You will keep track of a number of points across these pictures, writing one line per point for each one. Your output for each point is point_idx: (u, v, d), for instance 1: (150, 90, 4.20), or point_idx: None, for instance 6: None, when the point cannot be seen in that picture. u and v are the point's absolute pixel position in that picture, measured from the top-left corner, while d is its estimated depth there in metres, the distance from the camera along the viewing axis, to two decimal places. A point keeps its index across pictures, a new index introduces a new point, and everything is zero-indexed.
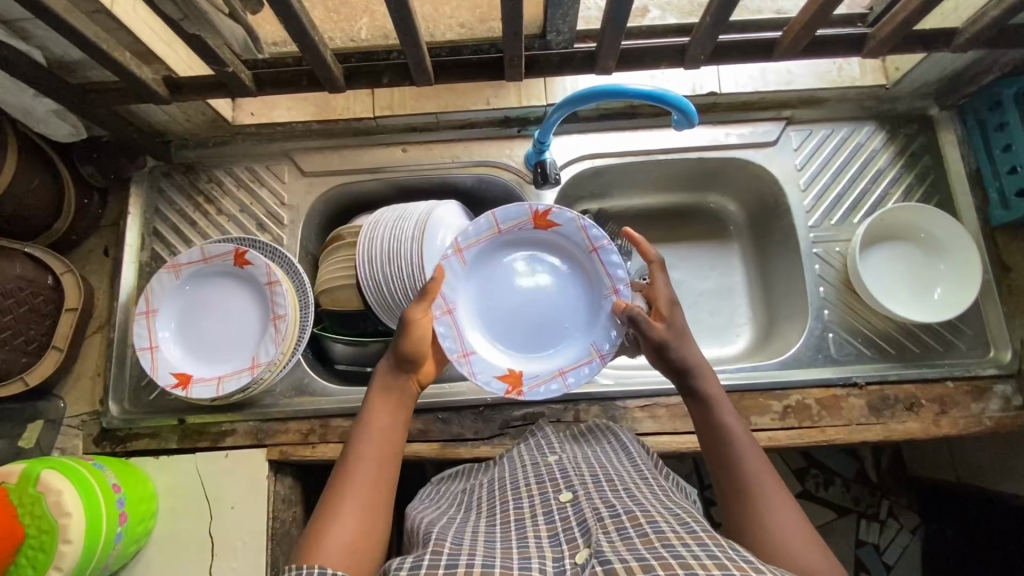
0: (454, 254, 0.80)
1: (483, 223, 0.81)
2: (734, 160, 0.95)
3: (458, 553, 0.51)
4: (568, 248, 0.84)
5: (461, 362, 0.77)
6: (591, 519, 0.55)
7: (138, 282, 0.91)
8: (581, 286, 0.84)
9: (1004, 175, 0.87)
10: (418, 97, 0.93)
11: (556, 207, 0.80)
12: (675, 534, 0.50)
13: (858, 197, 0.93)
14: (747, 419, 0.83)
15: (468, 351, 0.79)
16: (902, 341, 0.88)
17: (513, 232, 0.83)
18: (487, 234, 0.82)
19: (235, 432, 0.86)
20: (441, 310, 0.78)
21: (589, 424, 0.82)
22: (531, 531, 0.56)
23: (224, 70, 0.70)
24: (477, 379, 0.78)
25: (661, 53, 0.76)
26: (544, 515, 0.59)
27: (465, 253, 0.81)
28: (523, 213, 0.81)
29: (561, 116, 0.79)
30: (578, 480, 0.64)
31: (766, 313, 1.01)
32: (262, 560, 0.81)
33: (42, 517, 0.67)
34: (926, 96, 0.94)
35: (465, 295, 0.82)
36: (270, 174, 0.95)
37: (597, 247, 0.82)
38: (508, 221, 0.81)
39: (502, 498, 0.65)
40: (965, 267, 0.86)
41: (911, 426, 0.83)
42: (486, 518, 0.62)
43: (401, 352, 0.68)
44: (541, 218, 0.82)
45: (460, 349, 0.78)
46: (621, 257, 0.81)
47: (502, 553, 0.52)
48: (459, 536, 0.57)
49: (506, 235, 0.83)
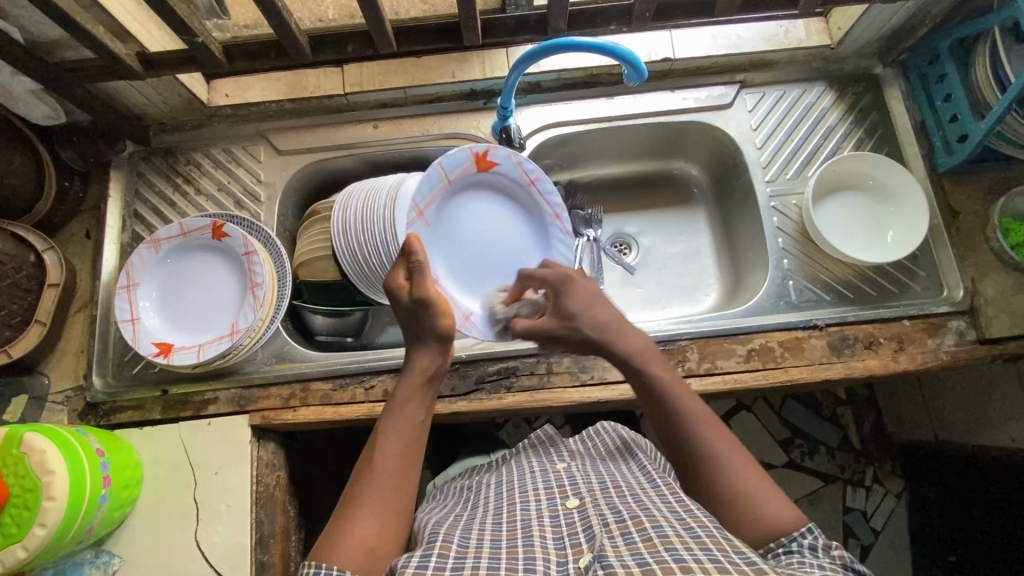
0: (419, 217, 0.87)
1: (433, 176, 0.86)
2: (693, 123, 0.99)
3: (466, 555, 0.52)
4: (508, 186, 0.93)
5: (467, 326, 0.86)
6: (597, 525, 0.55)
7: (119, 261, 0.93)
8: (528, 219, 0.95)
9: (947, 124, 0.91)
10: (385, 73, 0.96)
11: (493, 147, 0.88)
12: (679, 537, 0.50)
13: (811, 152, 0.97)
14: (712, 362, 0.87)
15: (466, 313, 0.88)
16: (860, 286, 0.91)
17: (461, 178, 0.89)
18: (440, 187, 0.88)
19: (218, 400, 0.88)
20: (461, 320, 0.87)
21: (598, 426, 0.87)
22: (537, 530, 0.57)
23: (194, 40, 0.74)
24: (486, 337, 0.87)
25: (610, 13, 0.81)
26: (550, 517, 0.60)
27: (428, 213, 0.88)
28: (466, 159, 0.88)
29: (520, 77, 0.83)
30: (587, 486, 0.65)
31: (731, 270, 1.05)
32: (248, 523, 0.83)
33: (26, 476, 0.68)
34: (870, 55, 0.99)
35: (441, 252, 0.90)
36: (246, 154, 0.98)
37: (533, 180, 0.92)
38: (455, 169, 0.88)
39: (510, 500, 0.66)
40: (918, 207, 0.90)
41: (871, 363, 0.86)
42: (495, 514, 0.62)
43: (441, 332, 0.68)
44: (483, 160, 0.89)
45: (461, 315, 0.87)
46: (554, 185, 0.93)
47: (507, 553, 0.53)
48: (466, 536, 0.57)
49: (457, 184, 0.90)
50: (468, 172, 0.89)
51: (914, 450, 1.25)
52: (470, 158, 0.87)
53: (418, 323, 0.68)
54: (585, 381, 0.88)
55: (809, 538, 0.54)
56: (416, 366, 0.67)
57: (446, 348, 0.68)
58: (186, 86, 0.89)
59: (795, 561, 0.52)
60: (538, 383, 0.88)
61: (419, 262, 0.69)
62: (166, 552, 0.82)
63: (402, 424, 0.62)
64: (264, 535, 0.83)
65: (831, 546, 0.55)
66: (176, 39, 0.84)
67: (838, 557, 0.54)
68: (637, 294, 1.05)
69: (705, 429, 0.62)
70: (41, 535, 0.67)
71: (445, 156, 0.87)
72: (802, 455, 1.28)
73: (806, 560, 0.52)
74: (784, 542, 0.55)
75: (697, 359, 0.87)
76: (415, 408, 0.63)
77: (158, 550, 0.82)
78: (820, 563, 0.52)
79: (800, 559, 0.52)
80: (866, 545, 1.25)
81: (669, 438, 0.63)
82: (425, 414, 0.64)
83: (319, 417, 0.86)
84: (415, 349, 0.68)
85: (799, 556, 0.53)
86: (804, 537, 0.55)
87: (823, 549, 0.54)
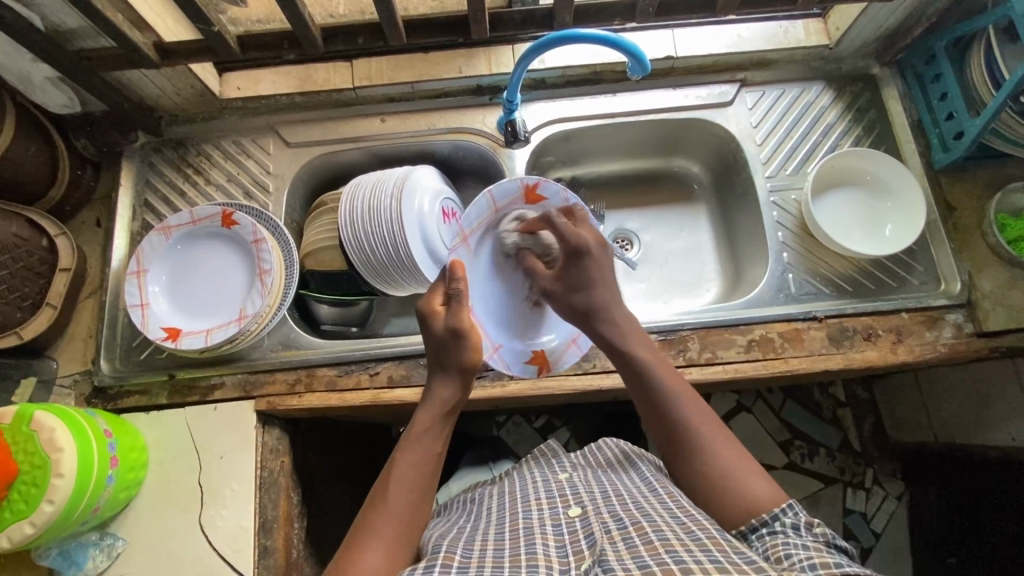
0: (463, 244, 0.84)
1: (482, 203, 0.83)
2: (695, 120, 1.01)
3: (469, 565, 0.52)
4: None
5: (494, 358, 0.83)
6: (599, 531, 0.56)
7: (129, 249, 0.95)
8: None
9: (943, 122, 0.93)
10: (394, 68, 0.98)
11: (544, 180, 0.83)
12: (679, 541, 0.50)
13: (811, 148, 0.99)
14: (713, 352, 0.88)
15: (496, 345, 0.85)
16: (859, 279, 0.92)
17: (509, 211, 0.85)
18: (486, 214, 0.84)
19: (224, 385, 0.89)
20: (489, 350, 0.83)
21: (598, 442, 0.86)
22: (539, 537, 0.57)
23: (210, 29, 0.77)
24: (511, 369, 0.85)
25: (614, 9, 0.85)
26: (552, 526, 0.60)
27: (470, 240, 0.84)
28: (517, 190, 0.83)
29: (526, 71, 0.85)
30: (587, 496, 0.65)
31: (732, 265, 1.07)
32: (251, 507, 0.83)
33: (35, 453, 0.69)
34: (867, 56, 1.01)
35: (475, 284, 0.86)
36: (255, 146, 1.00)
37: None
38: (504, 198, 0.83)
39: (513, 509, 0.66)
40: (915, 202, 0.92)
41: (870, 355, 0.87)
42: (497, 525, 0.62)
43: (465, 364, 0.69)
44: (532, 193, 0.84)
45: (489, 345, 0.84)
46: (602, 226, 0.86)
47: (510, 562, 0.52)
48: (468, 547, 0.57)
49: (504, 214, 0.85)
50: (516, 204, 0.84)
51: (913, 451, 1.25)
52: (520, 190, 0.82)
53: (444, 356, 0.70)
54: (588, 369, 0.89)
55: (790, 517, 0.55)
56: (436, 396, 0.68)
57: (467, 378, 0.70)
58: (199, 78, 0.91)
59: (780, 543, 0.52)
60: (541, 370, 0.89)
61: (459, 289, 0.71)
62: (170, 536, 0.83)
63: (419, 454, 0.63)
64: (267, 523, 0.84)
65: (814, 524, 0.55)
66: (190, 29, 0.87)
67: (821, 534, 0.54)
68: (638, 289, 1.07)
69: (684, 408, 0.65)
70: (48, 511, 0.68)
71: (496, 183, 0.83)
72: (802, 456, 1.28)
73: (790, 541, 0.52)
74: (767, 521, 0.55)
75: (697, 349, 0.88)
76: (433, 438, 0.64)
77: (160, 537, 0.83)
78: (803, 542, 0.52)
79: (784, 539, 0.52)
80: (867, 546, 1.24)
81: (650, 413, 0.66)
82: (442, 445, 0.65)
83: (324, 403, 0.87)
84: (436, 379, 0.69)
85: (782, 535, 0.53)
86: (786, 515, 0.55)
87: (806, 528, 0.54)
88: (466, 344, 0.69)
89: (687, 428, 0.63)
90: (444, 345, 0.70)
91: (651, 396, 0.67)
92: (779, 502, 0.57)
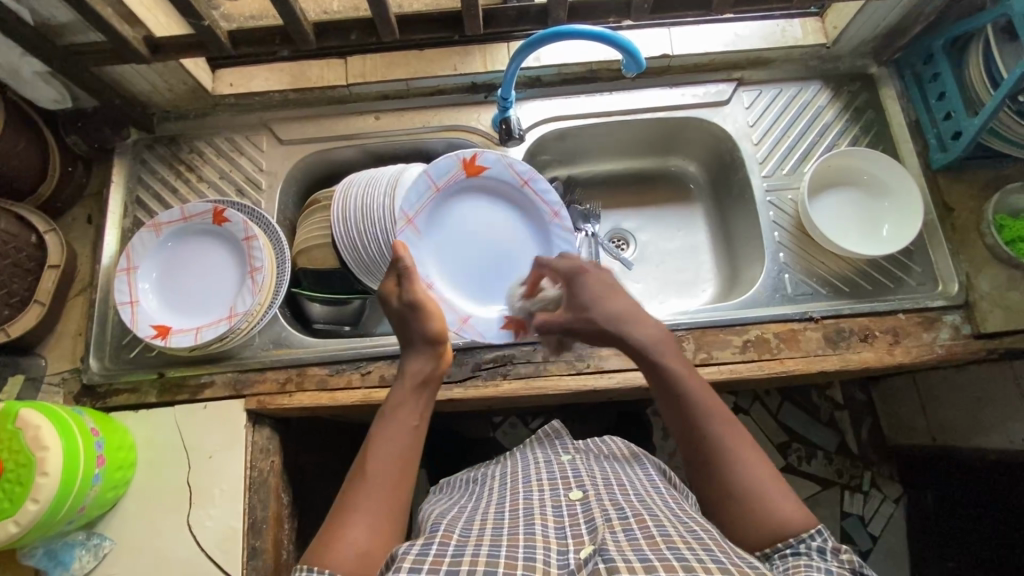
0: (409, 225, 0.87)
1: (421, 185, 0.87)
2: (691, 119, 1.01)
3: (467, 543, 0.52)
4: (503, 188, 0.92)
5: (464, 329, 0.87)
6: (599, 519, 0.55)
7: (120, 246, 0.94)
8: (524, 218, 0.94)
9: (941, 122, 0.92)
10: (388, 65, 0.97)
11: (481, 151, 0.88)
12: (681, 538, 0.50)
13: (808, 148, 0.98)
14: (708, 353, 0.87)
15: (464, 316, 0.89)
16: (856, 280, 0.92)
17: (450, 188, 0.89)
18: (428, 196, 0.88)
19: (214, 384, 0.88)
20: (457, 323, 0.87)
21: (604, 437, 0.84)
22: (539, 518, 0.56)
23: (201, 23, 0.77)
24: (486, 336, 0.88)
25: (609, 7, 0.85)
26: (552, 507, 0.59)
27: (417, 222, 0.88)
28: (453, 166, 0.88)
29: (520, 68, 0.84)
30: (589, 480, 0.65)
31: (728, 265, 1.06)
32: (240, 507, 0.82)
33: (20, 450, 0.68)
34: (865, 55, 1.01)
35: (434, 262, 0.90)
36: (248, 143, 0.99)
37: (527, 180, 0.91)
38: (442, 176, 0.87)
39: (514, 489, 0.65)
40: (911, 203, 0.91)
41: (866, 356, 0.86)
42: (497, 504, 0.62)
43: (433, 336, 0.70)
44: (471, 165, 0.89)
45: (458, 318, 0.88)
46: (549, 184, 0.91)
47: (508, 541, 0.51)
48: (468, 526, 0.56)
49: (445, 192, 0.89)
50: (455, 179, 0.89)
51: (911, 454, 1.24)
52: (457, 164, 0.87)
53: (409, 331, 0.71)
54: (581, 369, 0.88)
55: (818, 541, 0.54)
56: (409, 370, 0.68)
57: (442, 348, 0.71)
58: (191, 74, 0.90)
59: (803, 563, 0.52)
60: (534, 370, 0.88)
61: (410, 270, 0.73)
62: (158, 536, 0.82)
63: (396, 428, 0.62)
64: (256, 523, 0.83)
65: (839, 549, 0.55)
66: (182, 23, 0.86)
67: (847, 561, 0.54)
68: (633, 289, 1.06)
69: (721, 425, 0.62)
70: (33, 510, 0.67)
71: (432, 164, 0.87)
72: (799, 459, 1.27)
73: (814, 563, 0.52)
74: (792, 542, 0.55)
75: (693, 350, 0.87)
76: (409, 411, 0.64)
77: (149, 536, 0.82)
78: (828, 566, 0.52)
79: (808, 562, 0.52)
80: (864, 550, 1.23)
81: (685, 428, 0.63)
82: (419, 418, 0.64)
83: (315, 402, 0.86)
84: (409, 355, 0.70)
85: (807, 558, 0.53)
86: (813, 539, 0.54)
87: (832, 552, 0.54)
88: (428, 317, 0.71)
89: (723, 443, 0.60)
90: (406, 320, 0.72)
91: (683, 410, 0.63)
92: (807, 525, 0.56)
